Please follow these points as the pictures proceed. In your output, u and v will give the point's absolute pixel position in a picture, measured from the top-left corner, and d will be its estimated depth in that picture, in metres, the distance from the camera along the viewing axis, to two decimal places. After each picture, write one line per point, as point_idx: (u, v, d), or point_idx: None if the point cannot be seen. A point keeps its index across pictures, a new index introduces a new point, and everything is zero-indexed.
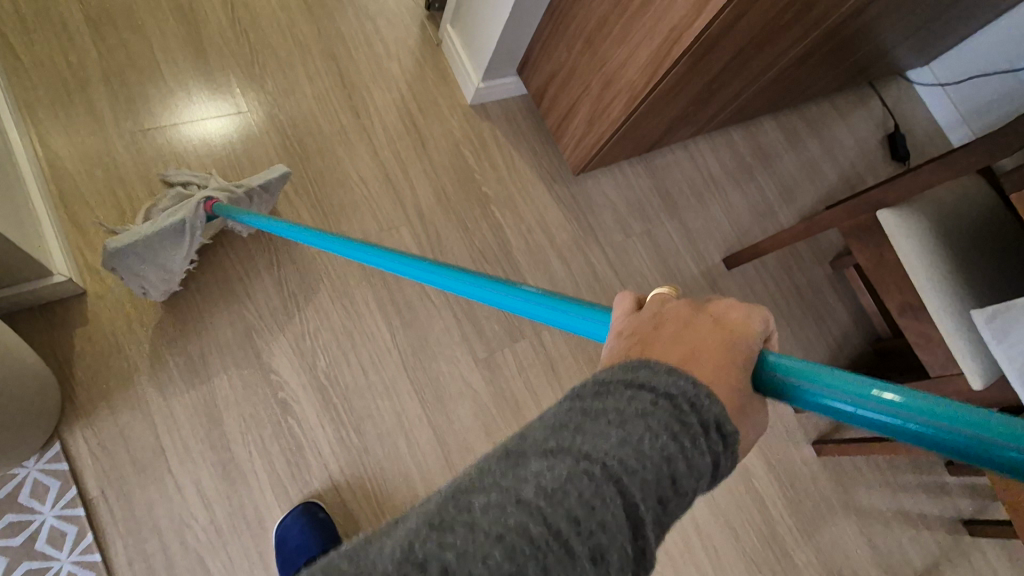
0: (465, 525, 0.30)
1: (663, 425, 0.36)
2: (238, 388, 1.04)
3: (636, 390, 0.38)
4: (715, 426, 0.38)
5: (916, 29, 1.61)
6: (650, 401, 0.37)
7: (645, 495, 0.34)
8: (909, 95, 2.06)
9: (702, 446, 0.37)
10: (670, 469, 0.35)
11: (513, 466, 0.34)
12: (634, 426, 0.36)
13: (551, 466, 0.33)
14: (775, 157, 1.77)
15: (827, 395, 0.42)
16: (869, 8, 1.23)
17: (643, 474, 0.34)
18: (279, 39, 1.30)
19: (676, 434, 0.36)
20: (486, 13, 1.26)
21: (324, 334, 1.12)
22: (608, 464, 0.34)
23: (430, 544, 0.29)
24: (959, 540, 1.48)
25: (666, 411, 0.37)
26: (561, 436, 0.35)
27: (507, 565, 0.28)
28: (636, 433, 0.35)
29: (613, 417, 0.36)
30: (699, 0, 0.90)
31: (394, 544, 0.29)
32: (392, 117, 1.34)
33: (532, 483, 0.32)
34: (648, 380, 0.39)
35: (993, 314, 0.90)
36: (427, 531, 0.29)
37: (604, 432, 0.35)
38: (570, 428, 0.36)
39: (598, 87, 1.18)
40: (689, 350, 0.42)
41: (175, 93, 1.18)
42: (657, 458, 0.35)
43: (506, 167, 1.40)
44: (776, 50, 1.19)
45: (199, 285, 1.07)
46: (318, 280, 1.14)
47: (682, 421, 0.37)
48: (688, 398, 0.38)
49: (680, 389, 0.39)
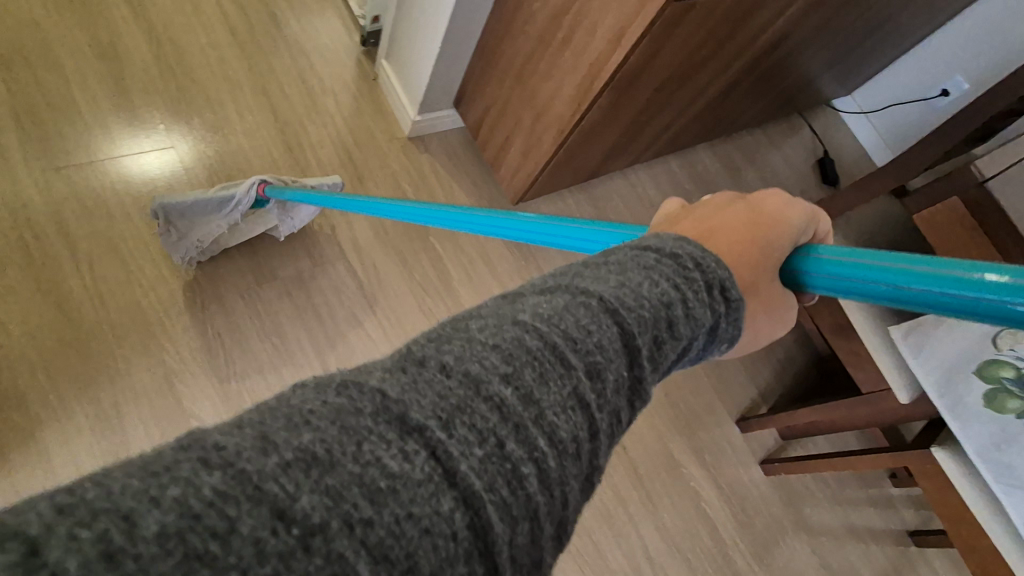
0: (460, 340, 0.28)
1: (668, 273, 0.33)
2: (156, 437, 0.99)
3: (641, 250, 0.35)
4: (719, 287, 0.35)
5: (833, 62, 1.72)
6: (654, 259, 0.34)
7: (648, 331, 0.31)
8: (836, 123, 2.18)
9: (706, 300, 0.34)
10: (672, 311, 0.32)
11: (511, 301, 0.31)
12: (636, 275, 0.33)
13: (548, 299, 0.31)
14: (712, 183, 1.83)
15: (845, 272, 0.40)
16: (784, 43, 1.30)
17: (643, 312, 0.31)
18: (208, 76, 1.28)
19: (679, 286, 0.33)
20: (418, 50, 1.27)
21: (252, 376, 1.08)
22: (607, 299, 0.31)
23: (427, 349, 0.28)
24: (906, 553, 1.50)
25: (669, 266, 0.34)
26: (561, 279, 0.33)
27: (500, 369, 0.27)
28: (636, 278, 0.32)
29: (614, 267, 0.33)
30: (615, 36, 0.95)
31: (390, 356, 0.28)
32: (327, 151, 1.33)
33: (528, 308, 0.30)
34: (655, 243, 0.36)
35: (908, 330, 0.95)
36: (426, 339, 0.29)
37: (605, 277, 0.32)
38: (569, 272, 0.34)
39: (529, 120, 1.21)
40: (712, 225, 0.41)
41: (93, 131, 1.14)
42: (659, 300, 0.32)
43: (446, 198, 1.40)
44: (698, 82, 1.24)
45: (114, 329, 1.02)
46: (245, 321, 1.11)
47: (687, 277, 0.34)
48: (694, 255, 0.35)
49: (688, 252, 0.35)
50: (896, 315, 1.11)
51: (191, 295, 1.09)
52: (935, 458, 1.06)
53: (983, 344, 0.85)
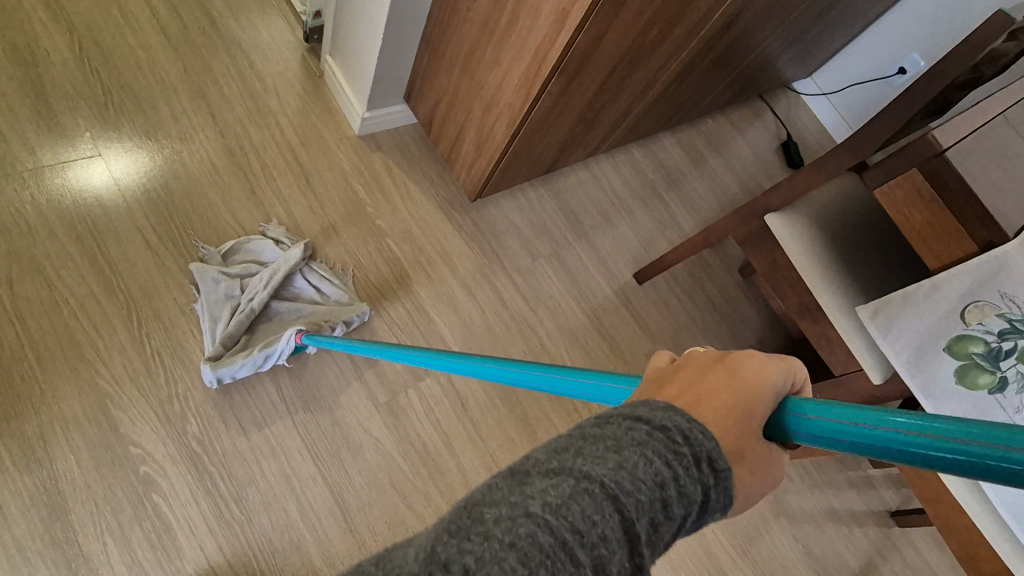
0: (478, 537, 0.25)
1: (660, 450, 0.29)
2: (89, 468, 0.91)
3: (633, 418, 0.31)
4: (707, 460, 0.30)
5: (789, 43, 1.71)
6: (645, 432, 0.30)
7: (646, 516, 0.28)
8: (798, 105, 2.17)
9: (696, 477, 0.30)
10: (664, 496, 0.28)
11: (516, 484, 0.27)
12: (630, 454, 0.29)
13: (554, 486, 0.27)
14: (677, 171, 1.81)
15: (832, 431, 0.34)
16: (737, 22, 1.28)
17: (638, 498, 0.28)
18: (138, 80, 1.21)
19: (672, 463, 0.29)
20: (361, 43, 1.22)
21: (197, 396, 1.01)
22: (608, 485, 0.27)
23: (452, 544, 0.24)
24: (889, 533, 1.49)
25: (661, 442, 0.30)
26: (560, 455, 0.29)
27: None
28: (635, 459, 0.28)
29: (610, 442, 0.29)
30: (558, 18, 0.92)
31: (417, 548, 0.25)
32: (272, 154, 1.26)
33: (537, 498, 0.26)
34: (645, 410, 0.31)
35: (875, 310, 0.90)
36: (445, 534, 0.25)
37: (602, 456, 0.28)
38: (570, 443, 0.29)
39: (480, 111, 1.17)
40: (694, 395, 0.33)
41: (11, 144, 1.07)
42: (654, 484, 0.28)
43: (401, 198, 1.34)
44: (652, 65, 1.20)
45: (39, 354, 0.95)
46: (186, 337, 1.04)
47: (678, 454, 0.30)
48: (683, 425, 0.30)
49: (678, 422, 0.31)
50: (862, 295, 1.09)
51: (126, 314, 1.02)
52: None
53: (952, 320, 0.81)
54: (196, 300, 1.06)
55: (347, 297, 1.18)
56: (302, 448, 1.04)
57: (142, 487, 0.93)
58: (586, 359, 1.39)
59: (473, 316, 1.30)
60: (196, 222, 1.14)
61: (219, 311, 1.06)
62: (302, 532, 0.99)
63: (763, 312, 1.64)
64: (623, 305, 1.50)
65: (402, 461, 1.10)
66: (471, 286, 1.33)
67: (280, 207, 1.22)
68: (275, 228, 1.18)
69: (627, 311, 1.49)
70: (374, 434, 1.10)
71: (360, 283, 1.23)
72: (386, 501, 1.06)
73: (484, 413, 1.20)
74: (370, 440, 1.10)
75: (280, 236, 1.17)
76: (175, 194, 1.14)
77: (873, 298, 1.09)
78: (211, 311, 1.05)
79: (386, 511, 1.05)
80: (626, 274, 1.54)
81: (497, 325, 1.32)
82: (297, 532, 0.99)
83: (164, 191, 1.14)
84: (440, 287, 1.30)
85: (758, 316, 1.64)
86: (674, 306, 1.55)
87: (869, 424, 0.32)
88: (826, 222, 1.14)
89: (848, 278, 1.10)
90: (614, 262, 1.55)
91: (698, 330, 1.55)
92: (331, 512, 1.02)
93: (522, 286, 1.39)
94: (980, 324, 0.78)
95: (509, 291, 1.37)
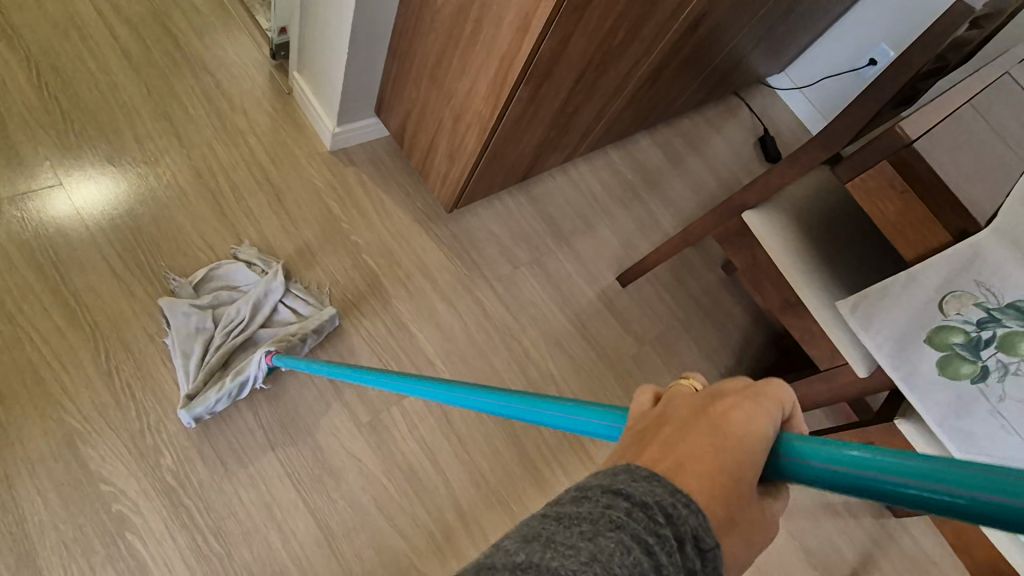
0: None
1: (639, 533, 0.27)
2: (59, 509, 0.88)
3: (611, 496, 0.29)
4: (691, 540, 0.28)
5: (759, 40, 1.71)
6: (623, 512, 0.28)
7: None
8: (773, 100, 2.18)
9: (681, 562, 0.28)
10: None
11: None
12: (606, 540, 0.26)
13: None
14: (656, 172, 1.80)
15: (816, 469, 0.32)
16: (705, 21, 1.28)
17: None
18: (99, 104, 1.18)
19: (652, 550, 0.27)
20: (327, 58, 1.20)
21: (170, 427, 0.98)
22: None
23: None
24: (885, 524, 1.48)
25: (640, 523, 0.28)
26: (530, 547, 0.26)
27: None
28: (610, 546, 0.26)
29: (585, 527, 0.27)
30: (521, 25, 0.91)
31: None
32: (241, 173, 1.23)
33: None
34: (622, 485, 0.30)
35: (854, 304, 0.89)
36: None
37: (576, 546, 0.26)
38: (539, 531, 0.27)
39: (450, 121, 1.15)
40: (673, 460, 0.32)
41: None
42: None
43: (376, 212, 1.32)
44: (622, 67, 1.20)
45: (3, 393, 0.92)
46: (157, 367, 1.01)
47: (658, 535, 0.28)
48: (665, 500, 0.29)
49: (657, 496, 0.29)
50: (842, 288, 1.09)
51: (93, 346, 0.99)
52: (900, 430, 1.04)
53: (931, 311, 0.81)
54: (166, 336, 1.03)
55: (319, 305, 1.16)
56: (282, 474, 1.02)
57: (115, 526, 0.90)
58: (572, 366, 1.37)
59: (455, 328, 1.28)
60: (164, 247, 1.11)
61: (190, 343, 1.03)
62: (285, 562, 0.96)
63: (748, 308, 1.64)
64: (607, 308, 1.48)
65: (387, 481, 1.08)
66: (452, 298, 1.31)
67: (252, 227, 1.19)
68: (246, 249, 1.15)
69: (612, 315, 1.48)
70: (357, 455, 1.08)
71: (338, 301, 1.20)
72: (372, 523, 1.03)
73: (470, 426, 1.18)
74: (353, 461, 1.07)
75: (250, 256, 1.14)
76: (140, 219, 1.11)
77: (853, 291, 1.09)
78: (183, 346, 1.02)
79: (371, 534, 1.03)
80: (609, 278, 1.53)
81: (479, 336, 1.30)
82: (280, 561, 0.96)
83: (129, 217, 1.11)
84: (420, 300, 1.28)
85: (744, 312, 1.63)
86: (658, 307, 1.54)
87: (846, 463, 0.31)
88: (801, 216, 1.14)
89: (827, 271, 1.10)
90: (596, 266, 1.54)
91: (683, 330, 1.54)
92: (315, 538, 1.00)
93: (503, 295, 1.37)
94: (959, 314, 0.79)
95: (490, 301, 1.35)
